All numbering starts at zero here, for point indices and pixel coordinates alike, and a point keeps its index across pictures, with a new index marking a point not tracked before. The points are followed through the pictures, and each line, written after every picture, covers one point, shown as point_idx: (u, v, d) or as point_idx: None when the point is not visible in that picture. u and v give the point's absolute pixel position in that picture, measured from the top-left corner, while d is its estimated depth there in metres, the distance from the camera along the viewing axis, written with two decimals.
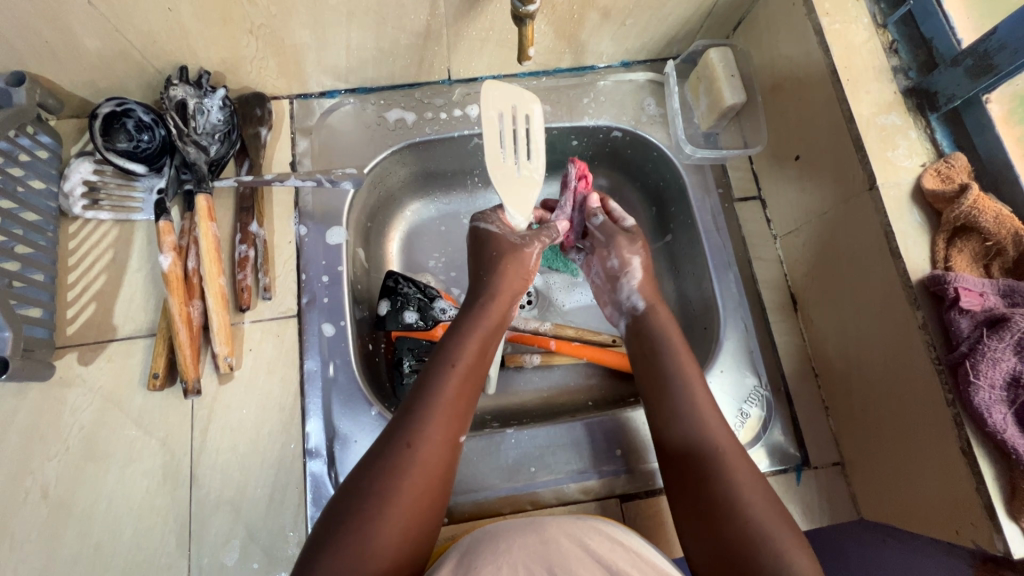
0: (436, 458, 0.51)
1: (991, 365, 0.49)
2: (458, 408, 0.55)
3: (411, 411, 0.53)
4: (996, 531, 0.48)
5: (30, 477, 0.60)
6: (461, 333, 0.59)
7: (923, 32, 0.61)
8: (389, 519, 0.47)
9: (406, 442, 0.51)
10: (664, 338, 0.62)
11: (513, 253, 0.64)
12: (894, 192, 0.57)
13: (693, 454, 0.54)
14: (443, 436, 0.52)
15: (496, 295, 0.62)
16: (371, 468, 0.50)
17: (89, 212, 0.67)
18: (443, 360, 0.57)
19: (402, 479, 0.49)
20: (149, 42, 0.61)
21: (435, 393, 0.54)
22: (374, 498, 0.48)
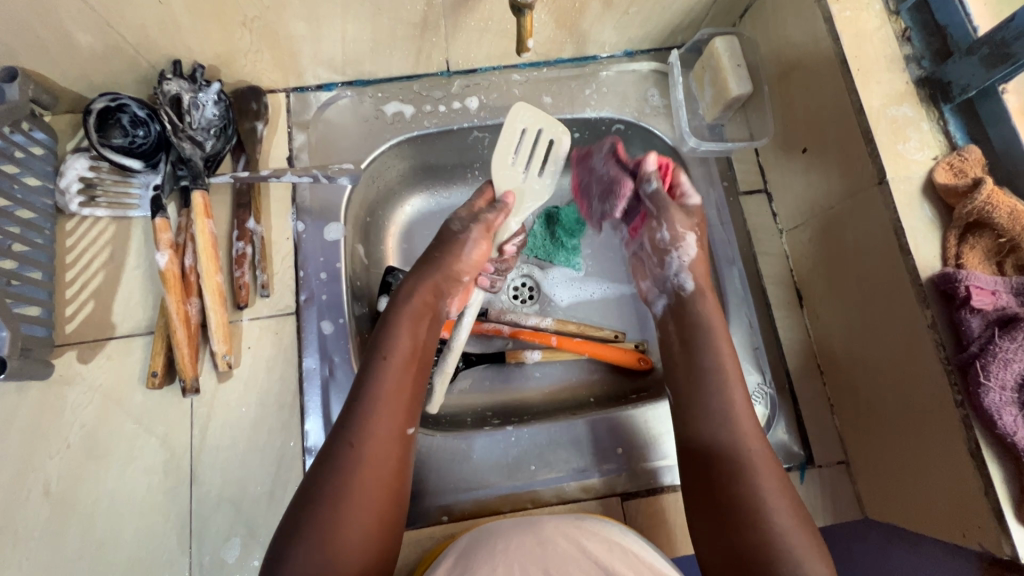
0: (383, 453, 0.51)
1: (1003, 366, 0.47)
2: (400, 399, 0.55)
3: (350, 409, 0.53)
4: (1004, 534, 0.47)
5: (32, 475, 0.60)
6: (394, 324, 0.59)
7: (938, 19, 0.59)
8: (342, 518, 0.47)
9: (347, 441, 0.51)
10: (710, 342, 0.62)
11: (447, 248, 0.65)
12: (903, 186, 0.56)
13: (720, 458, 0.55)
14: (387, 431, 0.52)
15: (429, 285, 0.63)
16: (318, 471, 0.50)
17: (86, 209, 0.66)
18: (381, 356, 0.57)
19: (347, 480, 0.49)
20: (142, 37, 0.60)
21: (373, 387, 0.54)
22: (323, 500, 0.48)
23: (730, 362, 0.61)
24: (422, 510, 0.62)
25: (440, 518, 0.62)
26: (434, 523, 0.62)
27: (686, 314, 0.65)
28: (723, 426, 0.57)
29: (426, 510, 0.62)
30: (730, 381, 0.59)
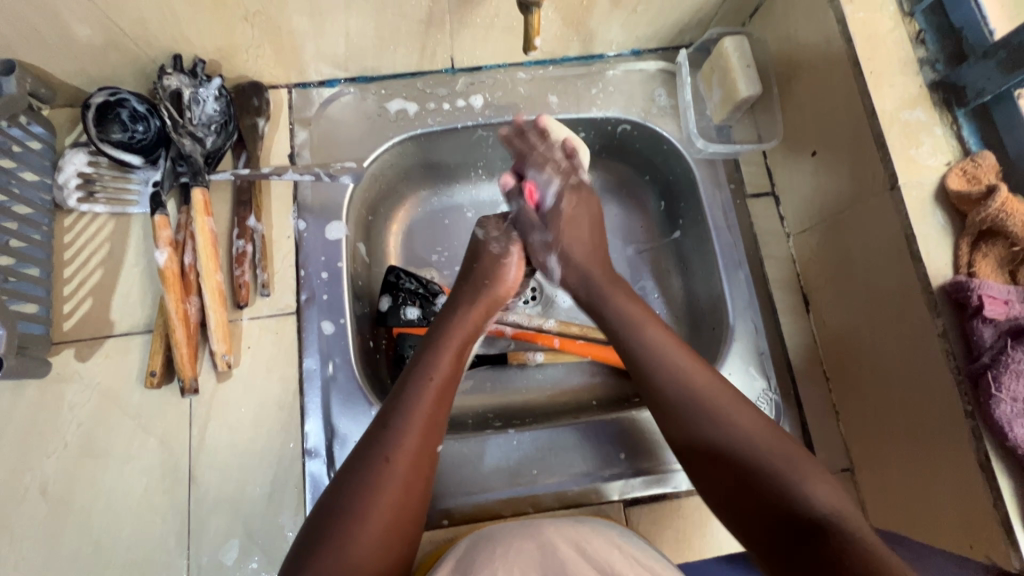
0: (413, 473, 0.49)
1: (1015, 378, 0.46)
2: (437, 420, 0.53)
3: (388, 423, 0.51)
4: (1013, 548, 0.47)
5: (28, 474, 0.59)
6: (440, 342, 0.58)
7: (952, 22, 0.57)
8: (369, 536, 0.45)
9: (385, 456, 0.49)
10: (651, 340, 0.56)
11: (494, 267, 0.64)
12: (916, 192, 0.55)
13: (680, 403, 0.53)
14: (419, 449, 0.50)
15: (474, 307, 0.62)
16: (349, 485, 0.48)
17: (84, 204, 0.65)
18: (418, 371, 0.55)
19: (378, 495, 0.47)
20: (141, 30, 0.59)
21: (412, 404, 0.52)
22: (351, 518, 0.46)
23: (684, 362, 0.55)
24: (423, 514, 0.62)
25: (441, 522, 0.62)
26: (435, 527, 0.62)
27: (642, 316, 0.59)
28: (721, 423, 0.51)
29: (427, 513, 0.62)
30: (698, 379, 0.53)
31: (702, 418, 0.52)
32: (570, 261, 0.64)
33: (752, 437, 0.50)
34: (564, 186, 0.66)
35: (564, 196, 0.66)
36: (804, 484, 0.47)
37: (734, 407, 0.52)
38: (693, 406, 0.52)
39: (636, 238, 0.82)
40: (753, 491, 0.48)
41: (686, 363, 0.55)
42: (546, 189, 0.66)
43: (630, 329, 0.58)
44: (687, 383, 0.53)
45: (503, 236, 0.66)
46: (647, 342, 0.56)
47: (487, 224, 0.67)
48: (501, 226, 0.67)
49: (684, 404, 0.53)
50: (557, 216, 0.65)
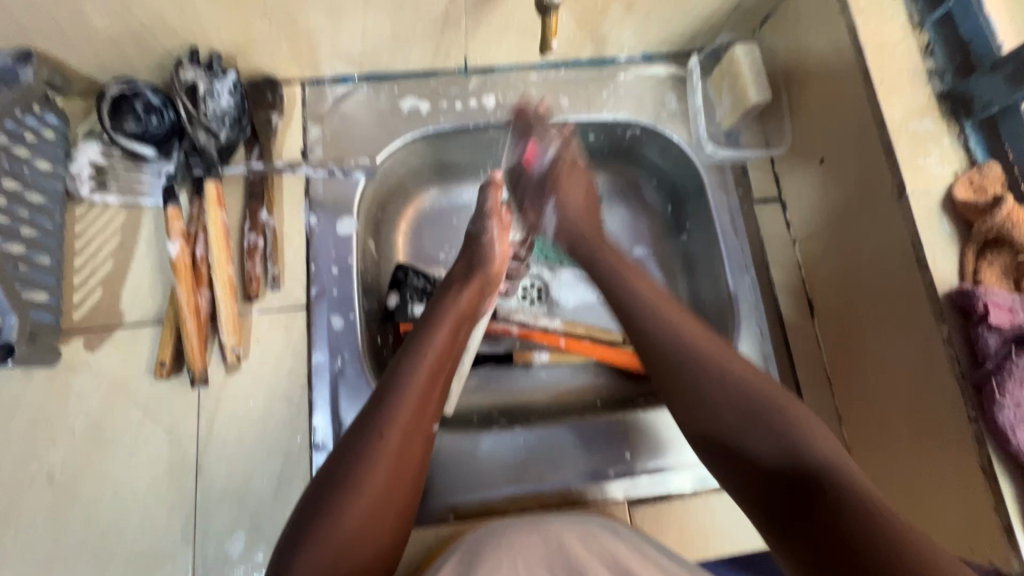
0: (408, 447, 0.49)
1: (1018, 384, 0.47)
2: (433, 395, 0.53)
3: (383, 397, 0.51)
4: (1014, 551, 0.48)
5: (36, 462, 0.59)
6: (436, 318, 0.59)
7: (961, 34, 0.58)
8: (362, 508, 0.46)
9: (379, 431, 0.49)
10: (670, 324, 0.57)
11: (483, 246, 0.67)
12: (923, 200, 0.55)
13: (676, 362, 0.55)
14: (416, 425, 0.51)
15: (469, 285, 0.63)
16: (344, 460, 0.48)
17: (97, 194, 0.66)
18: (416, 347, 0.55)
19: (372, 469, 0.47)
20: (159, 23, 0.60)
21: (408, 379, 0.52)
22: (344, 492, 0.46)
23: (695, 336, 0.56)
24: (428, 509, 0.62)
25: (447, 518, 0.62)
26: (440, 522, 0.62)
27: (640, 292, 0.61)
28: (739, 391, 0.51)
29: (431, 508, 0.62)
30: (718, 357, 0.54)
31: (711, 390, 0.52)
32: (568, 225, 0.71)
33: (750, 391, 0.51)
34: (562, 150, 0.72)
35: (561, 154, 0.72)
36: (807, 439, 0.47)
37: (746, 379, 0.52)
38: (701, 380, 0.53)
39: (642, 241, 0.83)
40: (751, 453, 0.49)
41: (698, 340, 0.55)
42: (546, 153, 0.72)
43: (643, 309, 0.59)
44: (699, 359, 0.54)
45: (482, 213, 0.69)
46: (661, 320, 0.58)
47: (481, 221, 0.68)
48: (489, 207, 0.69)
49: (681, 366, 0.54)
50: (560, 169, 0.72)
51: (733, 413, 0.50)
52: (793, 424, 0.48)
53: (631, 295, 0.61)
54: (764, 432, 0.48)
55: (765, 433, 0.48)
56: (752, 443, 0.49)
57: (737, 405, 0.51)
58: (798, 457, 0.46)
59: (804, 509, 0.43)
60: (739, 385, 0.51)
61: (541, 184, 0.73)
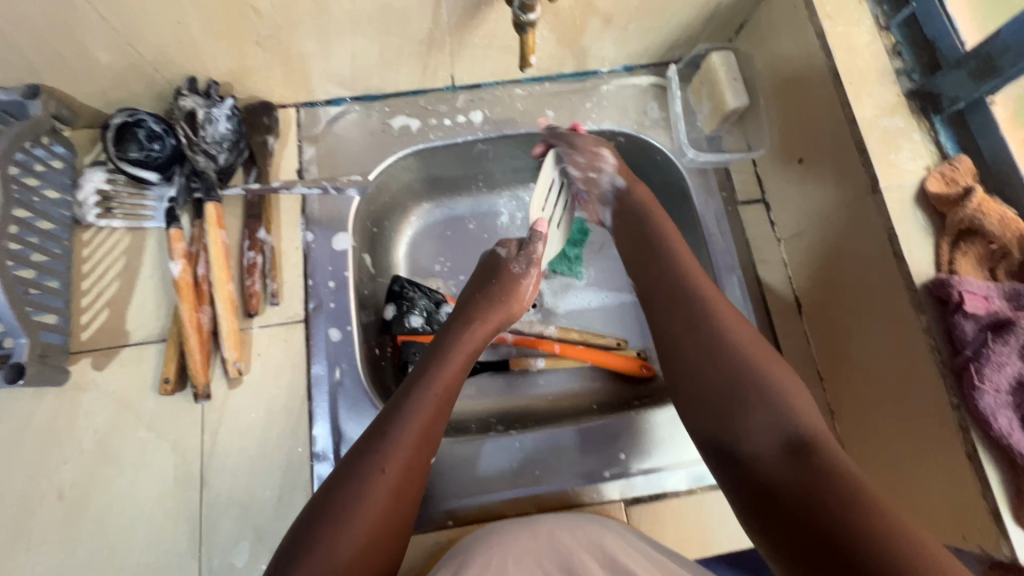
0: (406, 480, 0.51)
1: (997, 369, 0.48)
2: (435, 427, 0.55)
3: (388, 426, 0.52)
4: (1002, 536, 0.48)
5: (47, 480, 0.61)
6: (446, 352, 0.60)
7: (926, 34, 0.61)
8: (355, 539, 0.47)
9: (380, 466, 0.50)
10: (726, 361, 0.57)
11: (510, 282, 0.67)
12: (897, 195, 0.57)
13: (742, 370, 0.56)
14: (416, 459, 0.52)
15: (485, 323, 0.64)
16: (347, 485, 0.49)
17: (102, 220, 0.68)
18: (427, 379, 0.57)
19: (371, 499, 0.49)
20: (160, 56, 0.63)
21: (415, 412, 0.54)
22: (344, 519, 0.47)
23: (761, 364, 0.56)
24: (427, 514, 0.63)
25: (445, 522, 0.63)
26: (438, 528, 0.63)
27: (679, 295, 0.62)
28: (774, 412, 0.53)
29: (430, 514, 0.63)
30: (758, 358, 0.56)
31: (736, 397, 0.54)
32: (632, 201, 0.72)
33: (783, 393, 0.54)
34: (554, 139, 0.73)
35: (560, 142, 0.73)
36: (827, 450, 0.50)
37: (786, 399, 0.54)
38: (741, 402, 0.54)
39: None
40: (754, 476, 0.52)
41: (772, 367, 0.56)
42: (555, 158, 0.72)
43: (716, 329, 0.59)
44: (761, 388, 0.54)
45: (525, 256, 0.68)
46: (724, 340, 0.58)
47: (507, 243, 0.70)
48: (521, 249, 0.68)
49: (744, 374, 0.55)
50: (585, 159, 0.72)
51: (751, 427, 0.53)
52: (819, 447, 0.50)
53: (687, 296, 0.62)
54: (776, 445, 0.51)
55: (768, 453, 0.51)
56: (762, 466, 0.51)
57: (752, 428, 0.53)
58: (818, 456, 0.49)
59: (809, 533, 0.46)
60: (777, 406, 0.53)
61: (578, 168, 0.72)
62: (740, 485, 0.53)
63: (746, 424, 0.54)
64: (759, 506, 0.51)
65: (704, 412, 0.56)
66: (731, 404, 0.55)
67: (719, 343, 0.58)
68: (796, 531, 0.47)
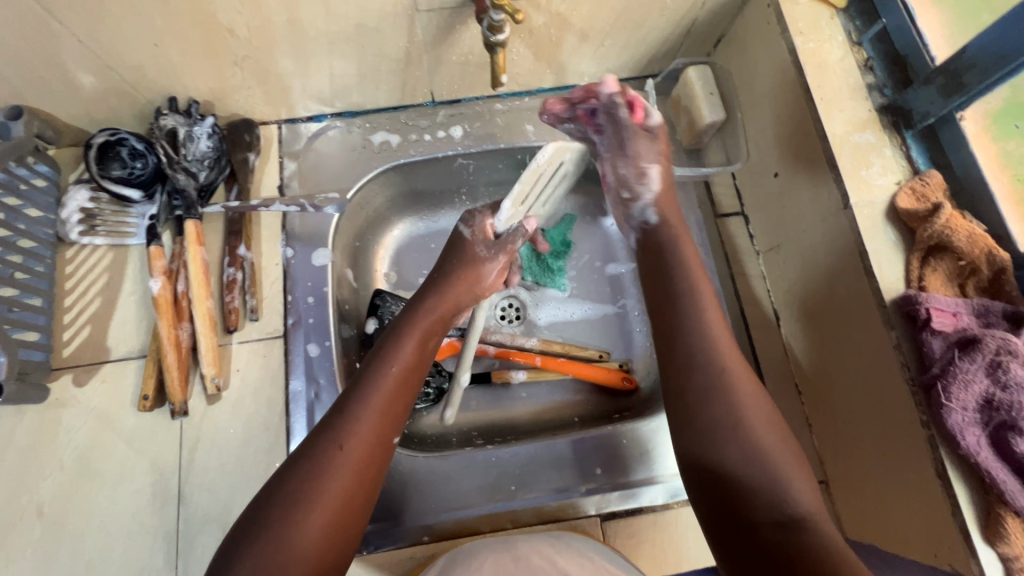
0: (366, 458, 0.50)
1: (963, 388, 0.48)
2: (395, 408, 0.54)
3: (346, 404, 0.52)
4: (972, 555, 0.48)
5: (27, 496, 0.62)
6: (407, 332, 0.60)
7: (898, 49, 0.61)
8: (314, 525, 0.46)
9: (336, 443, 0.49)
10: (728, 391, 0.52)
11: (467, 265, 0.67)
12: (868, 211, 0.57)
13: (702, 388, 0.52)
14: (375, 437, 0.51)
15: (440, 307, 0.63)
16: (302, 468, 0.48)
17: (86, 237, 0.69)
18: (383, 358, 0.56)
19: (330, 479, 0.47)
20: (140, 77, 0.64)
21: (371, 392, 0.53)
22: (299, 501, 0.46)
23: (742, 385, 0.52)
24: (403, 530, 0.63)
25: (421, 539, 0.64)
26: (415, 543, 0.64)
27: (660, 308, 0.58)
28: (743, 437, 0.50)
29: (406, 529, 0.63)
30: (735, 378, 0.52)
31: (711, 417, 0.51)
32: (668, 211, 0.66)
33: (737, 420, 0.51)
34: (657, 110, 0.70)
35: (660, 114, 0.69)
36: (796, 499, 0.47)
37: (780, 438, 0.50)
38: (734, 432, 0.50)
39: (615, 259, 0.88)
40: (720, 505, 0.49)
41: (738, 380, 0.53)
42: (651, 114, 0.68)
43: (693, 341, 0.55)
44: (741, 418, 0.51)
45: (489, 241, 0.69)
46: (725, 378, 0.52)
47: (472, 221, 0.69)
48: (491, 234, 0.68)
49: (698, 395, 0.52)
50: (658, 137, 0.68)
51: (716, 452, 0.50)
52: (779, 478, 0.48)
53: (710, 342, 0.54)
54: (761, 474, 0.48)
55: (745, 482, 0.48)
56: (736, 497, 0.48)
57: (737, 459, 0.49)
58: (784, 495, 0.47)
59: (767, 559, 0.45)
60: (768, 442, 0.49)
61: (628, 140, 0.66)
62: (706, 502, 0.50)
63: (724, 453, 0.50)
64: (719, 523, 0.49)
65: (691, 444, 0.51)
66: (731, 438, 0.50)
67: (699, 353, 0.54)
68: (759, 557, 0.45)
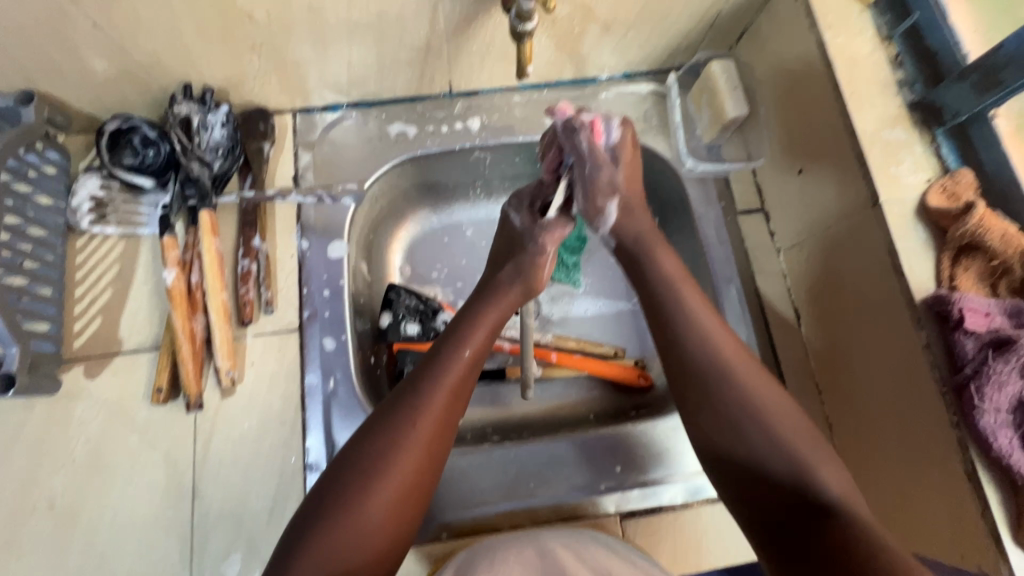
0: (436, 441, 0.50)
1: (997, 389, 0.48)
2: (462, 394, 0.53)
3: (418, 386, 0.51)
4: (1002, 557, 0.48)
5: (37, 490, 0.61)
6: (477, 315, 0.58)
7: (929, 45, 0.60)
8: (383, 501, 0.46)
9: (412, 421, 0.49)
10: (733, 378, 0.52)
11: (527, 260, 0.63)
12: (897, 209, 0.57)
13: (702, 374, 0.53)
14: (443, 419, 0.51)
15: (506, 297, 0.61)
16: (372, 444, 0.48)
17: (96, 226, 0.68)
18: (454, 341, 0.55)
19: (400, 457, 0.47)
20: (154, 62, 0.63)
21: (441, 375, 0.52)
22: (372, 475, 0.46)
23: (748, 376, 0.52)
24: (422, 526, 0.62)
25: (440, 535, 0.62)
26: (433, 540, 0.62)
27: (659, 296, 0.58)
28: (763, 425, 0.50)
29: (426, 525, 0.63)
30: (741, 365, 0.53)
31: (732, 402, 0.51)
32: (631, 209, 0.63)
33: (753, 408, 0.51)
34: (626, 120, 0.64)
35: (628, 130, 0.64)
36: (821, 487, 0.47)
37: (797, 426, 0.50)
38: (746, 419, 0.51)
39: None
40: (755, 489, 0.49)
41: (741, 362, 0.53)
42: (611, 134, 0.63)
43: (684, 329, 0.55)
44: (756, 405, 0.51)
45: (535, 232, 0.64)
46: (723, 368, 0.53)
47: (519, 209, 0.67)
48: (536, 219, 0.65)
49: (709, 383, 0.53)
50: (622, 156, 0.63)
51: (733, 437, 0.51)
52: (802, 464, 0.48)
53: (712, 335, 0.55)
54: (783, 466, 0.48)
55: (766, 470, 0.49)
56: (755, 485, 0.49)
57: (755, 445, 0.50)
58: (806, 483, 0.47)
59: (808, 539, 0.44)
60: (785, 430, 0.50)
61: (590, 166, 0.61)
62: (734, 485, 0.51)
63: (745, 440, 0.50)
64: (754, 506, 0.49)
65: (710, 428, 0.52)
66: (749, 417, 0.51)
67: (704, 343, 0.54)
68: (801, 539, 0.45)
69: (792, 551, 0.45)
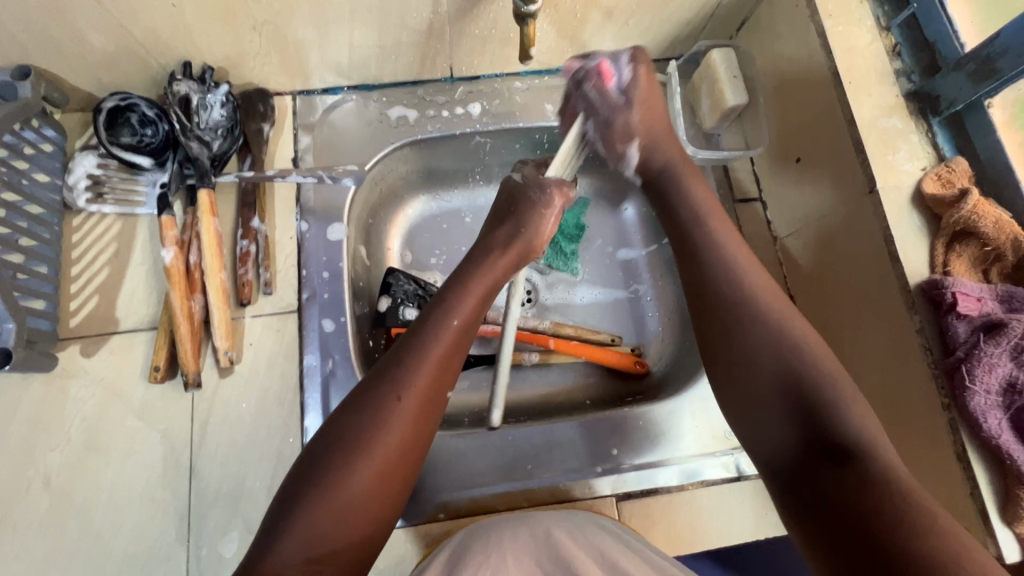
0: (423, 414, 0.50)
1: (987, 371, 0.49)
2: (450, 365, 0.53)
3: (401, 360, 0.51)
4: (989, 535, 0.50)
5: (32, 468, 0.60)
6: (464, 285, 0.58)
7: (927, 36, 0.61)
8: (367, 473, 0.46)
9: (395, 395, 0.49)
10: (758, 313, 0.53)
11: (531, 211, 0.63)
12: (893, 196, 0.58)
13: (732, 300, 0.55)
14: (430, 391, 0.51)
15: (506, 255, 0.61)
16: (356, 416, 0.48)
17: (93, 205, 0.67)
18: (442, 312, 0.55)
19: (384, 430, 0.48)
20: (154, 40, 0.62)
21: (427, 347, 0.52)
22: (354, 449, 0.46)
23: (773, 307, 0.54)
24: (419, 508, 0.63)
25: (437, 516, 0.63)
26: (430, 520, 0.62)
27: (696, 237, 0.59)
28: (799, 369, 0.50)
29: (422, 506, 0.63)
30: (767, 305, 0.54)
31: (754, 338, 0.52)
32: (654, 149, 0.65)
33: (765, 348, 0.52)
34: (635, 55, 0.64)
35: (639, 64, 0.64)
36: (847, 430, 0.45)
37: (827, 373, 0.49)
38: (769, 357, 0.51)
39: (628, 244, 0.87)
40: (783, 433, 0.49)
41: (763, 296, 0.54)
42: (621, 72, 0.64)
43: (716, 261, 0.57)
44: (780, 344, 0.51)
45: (540, 181, 0.63)
46: (750, 306, 0.54)
47: (523, 168, 0.68)
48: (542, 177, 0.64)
49: (733, 323, 0.54)
50: (634, 95, 0.63)
51: (753, 385, 0.51)
52: (823, 411, 0.47)
53: (728, 288, 0.55)
54: (800, 426, 0.48)
55: (788, 416, 0.49)
56: (782, 441, 0.49)
57: (775, 392, 0.50)
58: (831, 430, 0.46)
59: (827, 490, 0.44)
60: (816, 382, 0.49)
61: (606, 111, 0.63)
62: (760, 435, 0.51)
63: (764, 387, 0.51)
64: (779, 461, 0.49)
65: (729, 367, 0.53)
66: (768, 355, 0.51)
67: (728, 272, 0.56)
68: (821, 497, 0.44)
69: (821, 503, 0.44)
